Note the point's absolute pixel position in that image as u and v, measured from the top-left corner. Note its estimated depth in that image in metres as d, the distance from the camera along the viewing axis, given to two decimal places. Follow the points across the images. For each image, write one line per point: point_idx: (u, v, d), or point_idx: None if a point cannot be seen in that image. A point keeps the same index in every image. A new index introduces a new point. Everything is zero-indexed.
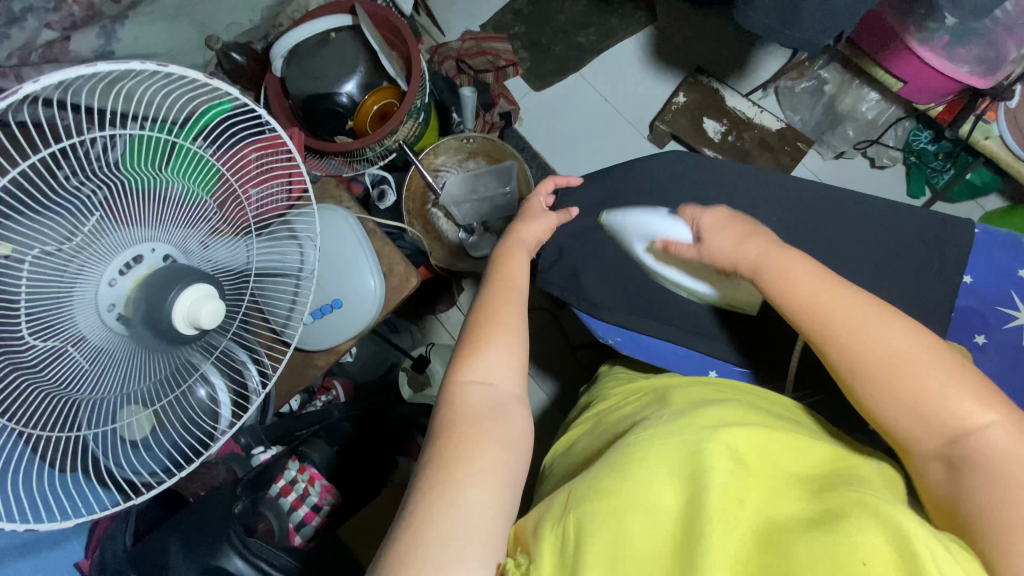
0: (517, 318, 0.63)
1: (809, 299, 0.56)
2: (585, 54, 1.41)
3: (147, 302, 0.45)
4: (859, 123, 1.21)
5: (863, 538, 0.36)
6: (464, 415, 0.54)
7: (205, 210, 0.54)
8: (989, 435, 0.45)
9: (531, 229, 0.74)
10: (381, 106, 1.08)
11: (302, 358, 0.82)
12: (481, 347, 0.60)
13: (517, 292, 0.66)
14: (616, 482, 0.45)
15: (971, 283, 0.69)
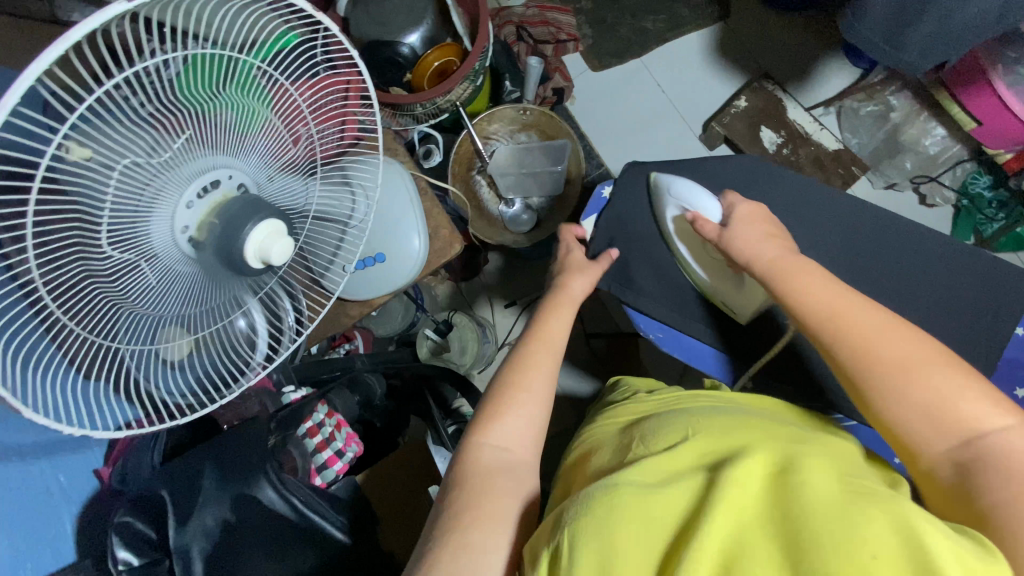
0: (549, 380, 0.62)
1: (823, 303, 0.57)
2: (650, 40, 1.37)
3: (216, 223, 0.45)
4: (920, 156, 1.19)
5: (873, 530, 0.33)
6: (483, 466, 0.54)
7: (279, 146, 0.54)
8: (999, 438, 0.45)
9: (578, 283, 0.75)
10: (442, 63, 1.04)
11: (337, 305, 0.82)
12: (509, 406, 0.59)
13: (553, 350, 0.65)
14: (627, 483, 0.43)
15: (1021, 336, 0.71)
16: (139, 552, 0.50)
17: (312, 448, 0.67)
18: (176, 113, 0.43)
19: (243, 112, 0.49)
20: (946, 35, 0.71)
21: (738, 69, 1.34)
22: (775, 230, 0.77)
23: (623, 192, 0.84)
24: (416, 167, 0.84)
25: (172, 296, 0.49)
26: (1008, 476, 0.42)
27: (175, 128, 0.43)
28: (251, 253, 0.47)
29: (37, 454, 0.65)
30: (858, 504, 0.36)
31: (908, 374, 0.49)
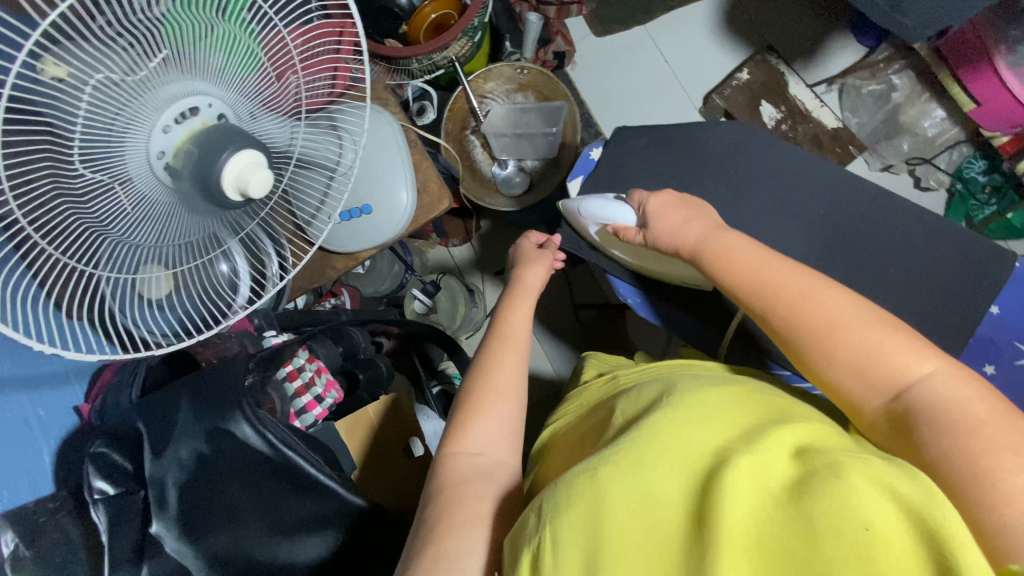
0: (517, 384, 0.61)
1: (753, 277, 0.56)
2: (655, 6, 1.34)
3: (202, 167, 0.46)
4: (917, 138, 1.18)
5: (862, 501, 0.31)
6: (451, 483, 0.52)
7: (265, 79, 0.52)
8: (924, 384, 0.44)
9: (532, 275, 0.74)
10: (439, 16, 1.01)
11: (322, 257, 0.81)
12: (480, 411, 0.58)
13: (521, 350, 0.65)
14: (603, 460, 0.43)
15: (996, 315, 0.71)
16: (116, 482, 0.51)
17: (292, 391, 0.68)
18: (153, 32, 0.42)
19: (226, 41, 0.47)
20: (947, 4, 0.70)
21: (743, 41, 1.31)
22: (763, 200, 0.76)
23: (616, 155, 0.82)
24: (405, 118, 0.83)
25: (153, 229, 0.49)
26: (952, 427, 0.41)
27: (150, 50, 0.42)
28: (229, 181, 0.46)
29: (15, 387, 0.64)
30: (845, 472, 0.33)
31: (837, 333, 0.49)
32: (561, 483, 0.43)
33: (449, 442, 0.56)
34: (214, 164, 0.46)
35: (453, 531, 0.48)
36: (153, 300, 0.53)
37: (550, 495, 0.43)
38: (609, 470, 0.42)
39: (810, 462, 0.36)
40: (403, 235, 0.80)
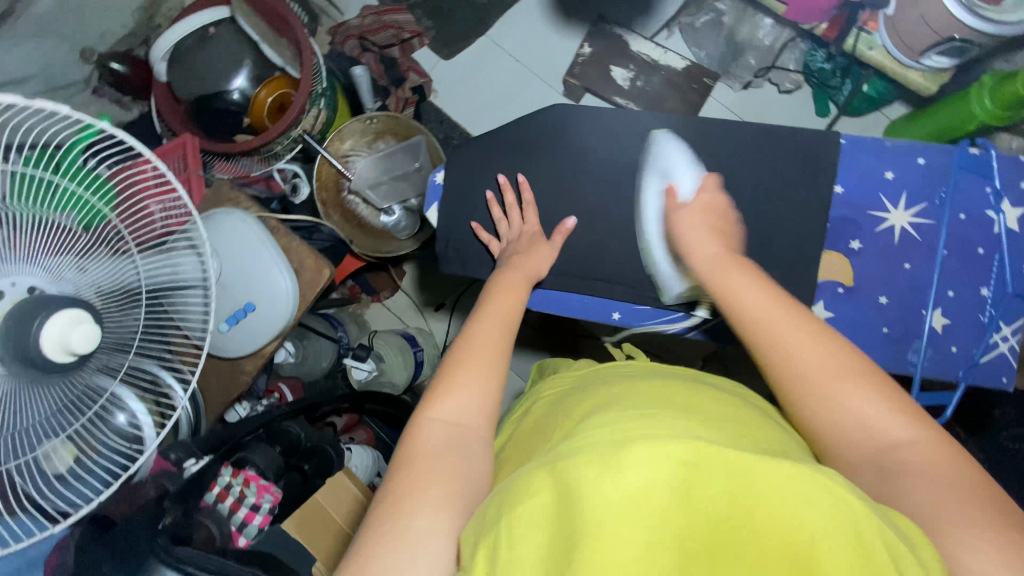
0: (500, 356, 0.59)
1: (813, 371, 0.51)
2: (489, 15, 1.38)
3: (16, 336, 0.45)
4: (758, 51, 1.24)
5: (811, 517, 0.35)
6: (424, 453, 0.51)
7: (70, 237, 0.55)
8: (910, 455, 0.47)
9: (528, 260, 0.71)
10: (276, 98, 1.04)
11: (231, 366, 0.82)
12: (456, 385, 0.56)
13: (506, 330, 0.62)
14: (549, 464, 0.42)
15: (843, 194, 0.70)
16: None
17: (226, 509, 0.70)
18: None
19: (22, 222, 0.51)
20: None
21: (577, 16, 1.34)
22: (614, 157, 0.75)
23: None
24: (263, 209, 0.84)
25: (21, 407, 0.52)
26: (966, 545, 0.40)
27: None
28: (51, 346, 0.46)
29: None
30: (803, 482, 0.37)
31: (847, 409, 0.50)
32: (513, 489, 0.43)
33: (424, 407, 0.55)
34: (29, 336, 0.45)
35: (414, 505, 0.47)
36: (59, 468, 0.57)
37: (503, 502, 0.42)
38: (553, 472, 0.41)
39: (776, 484, 0.37)
40: (295, 318, 0.80)
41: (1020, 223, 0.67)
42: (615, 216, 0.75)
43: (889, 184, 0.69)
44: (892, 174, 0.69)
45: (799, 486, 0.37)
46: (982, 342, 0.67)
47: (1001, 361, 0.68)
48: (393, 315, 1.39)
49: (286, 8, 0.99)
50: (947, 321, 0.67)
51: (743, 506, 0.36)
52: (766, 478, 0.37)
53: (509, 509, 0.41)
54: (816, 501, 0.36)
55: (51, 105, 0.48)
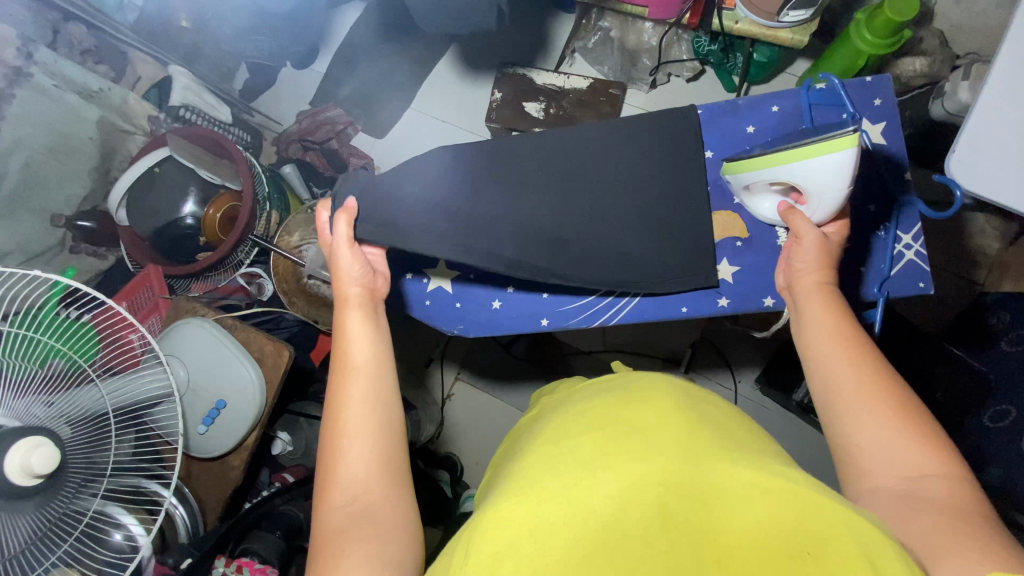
0: (387, 409, 0.54)
1: (829, 390, 0.53)
2: (407, 90, 1.47)
3: None
4: (651, 51, 1.32)
5: (797, 528, 0.36)
6: (335, 523, 0.47)
7: (34, 377, 0.62)
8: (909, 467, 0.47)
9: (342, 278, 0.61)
10: (224, 212, 1.13)
11: (220, 464, 0.86)
12: (343, 445, 0.51)
13: (379, 375, 0.56)
14: (520, 493, 0.42)
15: (713, 156, 0.80)
16: None
17: None
18: None
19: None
20: None
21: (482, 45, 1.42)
22: None
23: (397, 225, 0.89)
24: (221, 313, 0.92)
25: (15, 531, 0.57)
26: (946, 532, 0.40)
27: None
28: (13, 472, 0.53)
29: None
30: (757, 481, 0.40)
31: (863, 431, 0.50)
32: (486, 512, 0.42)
33: (320, 500, 0.49)
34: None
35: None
36: None
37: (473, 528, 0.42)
38: (530, 505, 0.40)
39: (752, 502, 0.38)
40: (268, 403, 0.85)
41: (885, 138, 0.76)
42: None
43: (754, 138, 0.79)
44: (753, 126, 0.80)
45: (766, 490, 0.39)
46: (887, 256, 0.75)
47: (911, 270, 0.75)
48: None
49: (222, 136, 1.12)
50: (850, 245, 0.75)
51: (705, 531, 0.37)
52: (728, 502, 0.39)
53: (474, 534, 0.40)
54: (772, 512, 0.37)
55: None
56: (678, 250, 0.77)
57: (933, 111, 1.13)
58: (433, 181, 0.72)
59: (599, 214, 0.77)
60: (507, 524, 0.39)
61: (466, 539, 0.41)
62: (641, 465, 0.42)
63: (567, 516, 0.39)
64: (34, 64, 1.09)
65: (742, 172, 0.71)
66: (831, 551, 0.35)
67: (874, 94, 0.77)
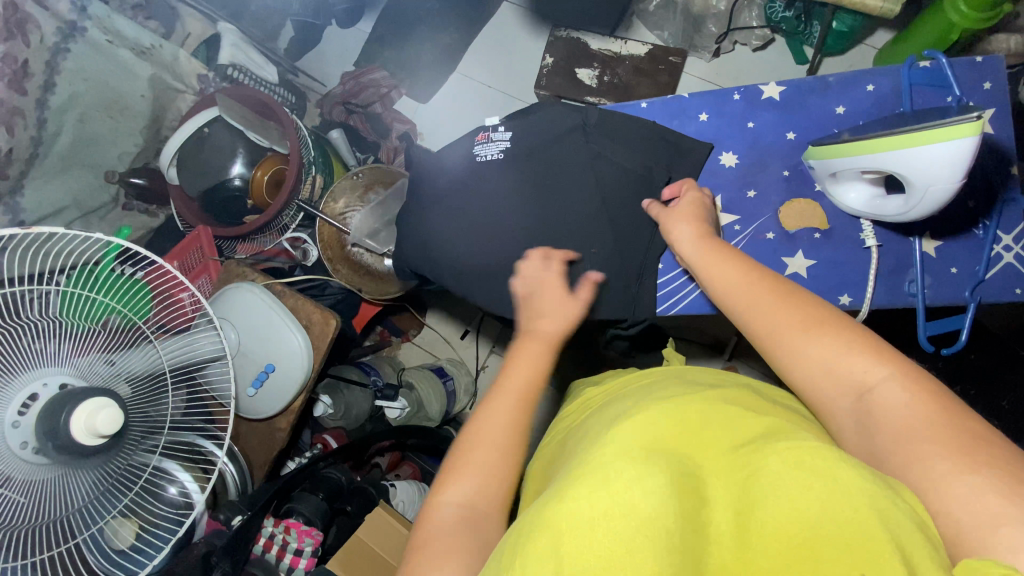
0: (511, 431, 0.52)
1: (760, 325, 0.52)
2: (456, 53, 1.42)
3: (51, 428, 0.55)
4: (717, 17, 1.24)
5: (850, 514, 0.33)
6: (437, 543, 0.46)
7: (95, 336, 0.62)
8: (811, 344, 0.48)
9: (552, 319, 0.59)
10: (272, 175, 1.13)
11: (268, 425, 0.89)
12: (460, 475, 0.50)
13: (515, 401, 0.53)
14: (567, 487, 0.37)
15: (796, 138, 0.76)
16: None
17: (273, 557, 0.78)
18: None
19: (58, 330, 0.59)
20: None
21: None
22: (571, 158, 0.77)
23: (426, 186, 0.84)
24: (269, 278, 0.93)
25: (75, 486, 0.59)
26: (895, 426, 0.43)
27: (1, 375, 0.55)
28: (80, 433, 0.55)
29: None
30: (792, 473, 0.36)
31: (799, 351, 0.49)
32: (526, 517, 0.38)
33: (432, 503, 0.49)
34: (59, 427, 0.55)
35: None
36: (125, 546, 0.67)
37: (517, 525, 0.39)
38: (601, 494, 0.35)
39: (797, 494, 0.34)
40: (315, 370, 0.86)
41: (992, 126, 0.71)
42: (588, 216, 0.76)
43: (843, 120, 0.75)
44: (842, 108, 0.75)
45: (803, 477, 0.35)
46: (983, 258, 0.71)
47: (1007, 273, 0.71)
48: (423, 350, 1.41)
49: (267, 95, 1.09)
50: (939, 244, 0.72)
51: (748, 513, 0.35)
52: (767, 484, 0.36)
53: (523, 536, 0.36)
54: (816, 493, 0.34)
55: (47, 230, 0.54)
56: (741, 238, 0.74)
57: None
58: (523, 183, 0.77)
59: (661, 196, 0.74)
60: (552, 518, 0.36)
61: (518, 532, 0.38)
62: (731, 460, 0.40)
63: (572, 518, 0.35)
64: (89, 19, 1.10)
65: (829, 159, 0.67)
66: (883, 544, 0.31)
67: (984, 76, 0.72)
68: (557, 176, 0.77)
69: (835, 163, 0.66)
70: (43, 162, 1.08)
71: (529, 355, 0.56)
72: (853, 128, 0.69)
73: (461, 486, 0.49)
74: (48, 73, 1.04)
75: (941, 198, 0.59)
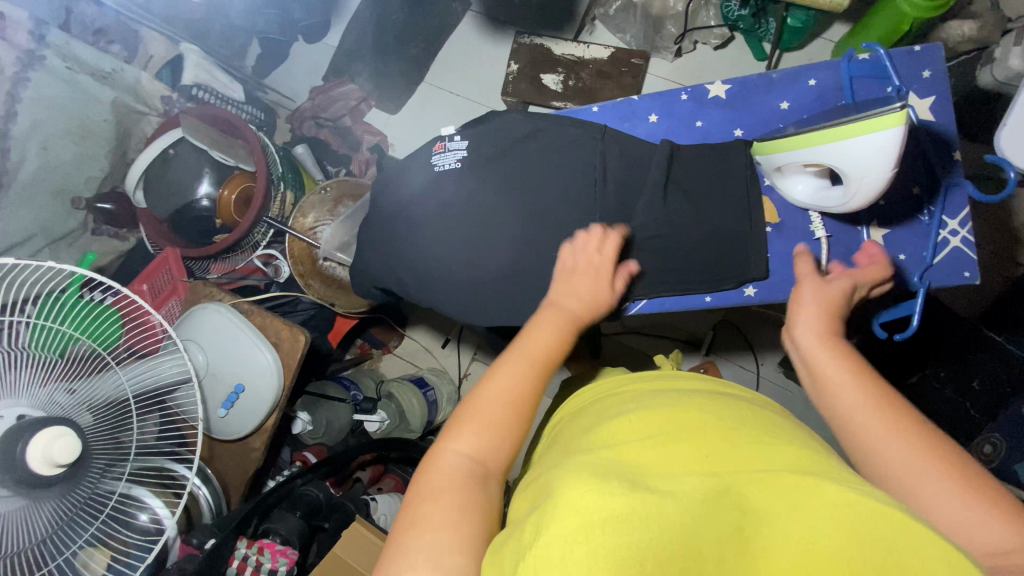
0: (530, 398, 0.51)
1: (874, 434, 0.47)
2: (422, 64, 1.43)
3: (9, 460, 0.54)
4: (676, 17, 1.26)
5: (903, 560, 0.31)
6: (444, 487, 0.46)
7: (53, 365, 0.62)
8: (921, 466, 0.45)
9: (562, 291, 0.59)
10: (239, 193, 1.12)
11: (241, 445, 0.89)
12: (468, 425, 0.49)
13: (530, 364, 0.53)
14: (594, 484, 0.36)
15: (745, 135, 0.78)
16: None
17: None
18: None
19: (14, 361, 0.59)
20: None
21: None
22: (527, 164, 0.78)
23: (384, 199, 0.86)
24: (237, 297, 0.93)
25: (37, 519, 0.58)
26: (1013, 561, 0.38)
27: None
28: (37, 463, 0.55)
29: None
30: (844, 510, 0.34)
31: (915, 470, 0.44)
32: (544, 511, 0.36)
33: (439, 448, 0.49)
34: (15, 459, 0.54)
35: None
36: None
37: (530, 521, 0.37)
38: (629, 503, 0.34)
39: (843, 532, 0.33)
40: (286, 387, 0.85)
41: (933, 113, 0.73)
42: (545, 220, 0.77)
43: (787, 115, 0.77)
44: (787, 103, 0.77)
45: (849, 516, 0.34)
46: (930, 243, 0.73)
47: (956, 257, 0.73)
48: (404, 361, 1.41)
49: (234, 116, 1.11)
50: (888, 232, 0.74)
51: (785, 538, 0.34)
52: (810, 512, 0.35)
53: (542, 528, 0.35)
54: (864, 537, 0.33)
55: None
56: (695, 235, 0.75)
57: (980, 78, 1.05)
58: (480, 190, 0.78)
59: (616, 198, 0.76)
60: (578, 516, 0.34)
61: (533, 525, 0.36)
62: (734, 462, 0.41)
63: (603, 521, 0.33)
64: (47, 47, 1.12)
65: (773, 154, 0.69)
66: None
67: (923, 65, 0.73)
68: (515, 181, 0.78)
69: (782, 158, 0.68)
70: (6, 193, 1.08)
71: (552, 324, 0.56)
72: (799, 124, 0.71)
73: (471, 434, 0.49)
74: (8, 103, 1.04)
75: (880, 188, 0.60)
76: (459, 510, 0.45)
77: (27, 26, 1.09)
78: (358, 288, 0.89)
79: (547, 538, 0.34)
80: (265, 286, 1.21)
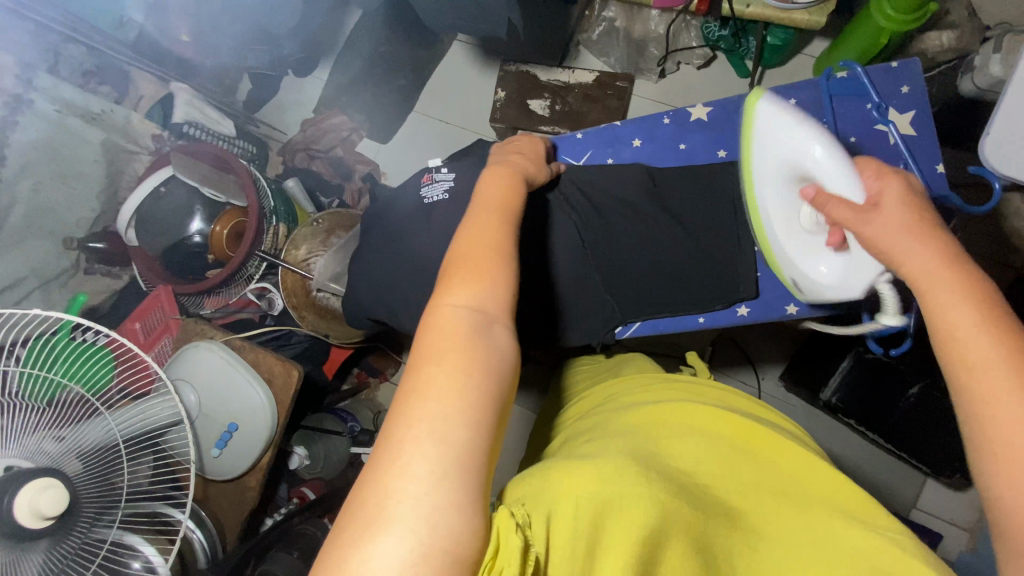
0: (488, 284, 0.43)
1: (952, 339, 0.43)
2: (411, 94, 1.45)
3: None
4: (658, 40, 1.28)
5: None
6: (410, 400, 0.36)
7: (41, 414, 0.61)
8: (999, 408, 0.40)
9: (489, 188, 0.54)
10: (230, 228, 1.12)
11: (236, 485, 0.87)
12: (429, 329, 0.40)
13: (486, 257, 0.45)
14: (619, 471, 0.41)
15: (730, 154, 0.78)
16: None
17: None
18: None
19: None
20: None
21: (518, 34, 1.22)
22: None
23: (375, 230, 0.86)
24: (229, 334, 0.92)
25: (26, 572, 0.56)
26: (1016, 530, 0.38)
27: None
28: (23, 515, 0.54)
29: None
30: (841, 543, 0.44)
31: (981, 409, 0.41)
32: (562, 477, 0.40)
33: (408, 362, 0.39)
34: (1, 511, 0.53)
35: (359, 499, 0.33)
36: None
37: (541, 484, 0.40)
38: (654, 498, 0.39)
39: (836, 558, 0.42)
40: (280, 423, 0.84)
41: (915, 127, 0.74)
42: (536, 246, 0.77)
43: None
44: (770, 122, 0.77)
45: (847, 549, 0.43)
46: None
47: None
48: None
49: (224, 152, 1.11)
50: None
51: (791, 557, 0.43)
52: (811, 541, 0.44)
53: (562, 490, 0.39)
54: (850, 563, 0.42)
55: None
56: (685, 256, 0.75)
57: (960, 88, 1.06)
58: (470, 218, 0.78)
59: (606, 221, 0.76)
60: (597, 492, 0.38)
61: (555, 486, 0.39)
62: (746, 498, 0.48)
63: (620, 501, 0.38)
64: (34, 90, 1.14)
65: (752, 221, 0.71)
66: None
67: (900, 81, 0.74)
68: None
69: (760, 188, 0.68)
70: None
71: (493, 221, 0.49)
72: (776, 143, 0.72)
73: (433, 337, 0.40)
74: None
75: None
76: (464, 373, 0.37)
77: (13, 70, 1.12)
78: (350, 320, 0.89)
79: (565, 501, 0.37)
80: (260, 318, 1.22)
